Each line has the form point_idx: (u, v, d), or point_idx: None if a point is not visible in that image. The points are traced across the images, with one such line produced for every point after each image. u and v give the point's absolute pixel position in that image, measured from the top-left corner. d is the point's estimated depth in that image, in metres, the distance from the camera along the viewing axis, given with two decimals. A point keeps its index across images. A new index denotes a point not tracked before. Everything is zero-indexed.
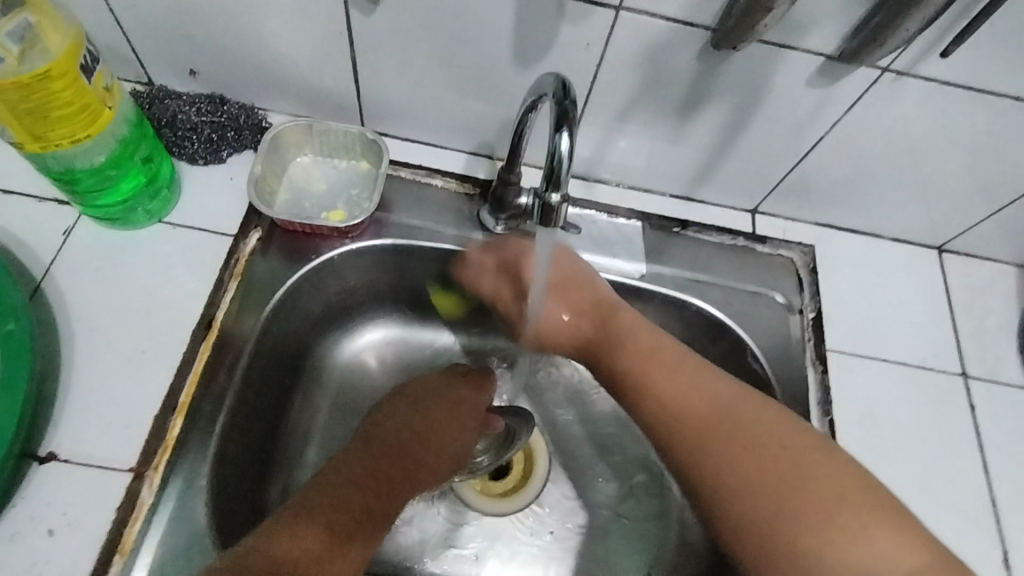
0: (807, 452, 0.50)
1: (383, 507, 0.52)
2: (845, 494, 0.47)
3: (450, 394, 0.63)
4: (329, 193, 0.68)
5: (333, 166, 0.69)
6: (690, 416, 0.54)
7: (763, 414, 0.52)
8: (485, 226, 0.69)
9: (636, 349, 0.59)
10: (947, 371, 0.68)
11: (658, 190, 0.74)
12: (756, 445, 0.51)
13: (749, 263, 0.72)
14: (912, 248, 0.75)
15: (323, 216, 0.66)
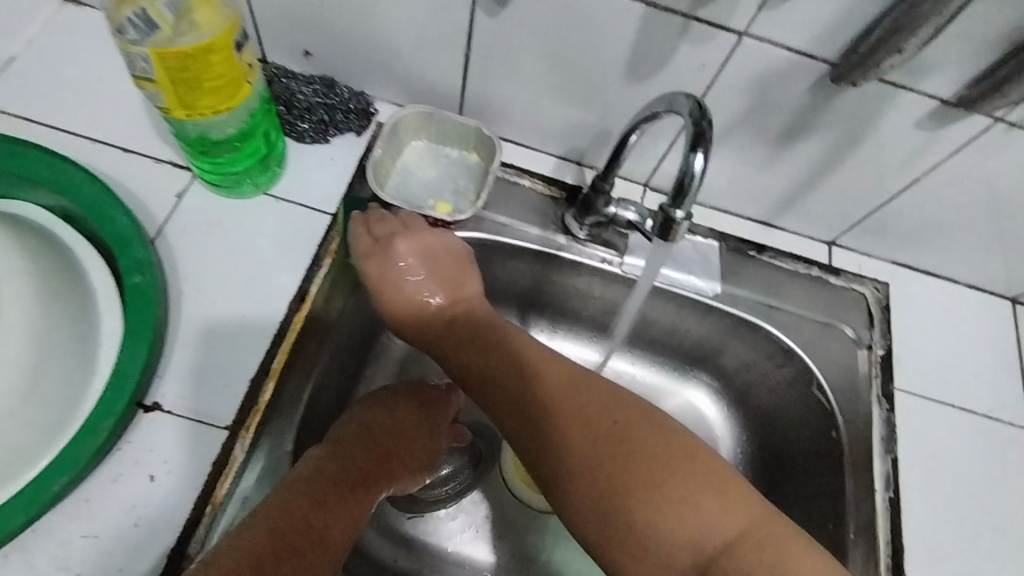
0: (642, 427, 0.52)
1: (350, 498, 0.54)
2: (669, 461, 0.50)
3: (420, 396, 0.65)
4: (437, 181, 0.70)
5: (444, 154, 0.71)
6: (545, 415, 0.53)
7: (608, 409, 0.53)
8: (568, 229, 0.71)
9: (517, 350, 0.57)
10: (1013, 424, 0.68)
11: (739, 213, 0.75)
12: (619, 440, 0.51)
13: (822, 294, 0.73)
14: (987, 297, 0.75)
15: (432, 205, 0.69)
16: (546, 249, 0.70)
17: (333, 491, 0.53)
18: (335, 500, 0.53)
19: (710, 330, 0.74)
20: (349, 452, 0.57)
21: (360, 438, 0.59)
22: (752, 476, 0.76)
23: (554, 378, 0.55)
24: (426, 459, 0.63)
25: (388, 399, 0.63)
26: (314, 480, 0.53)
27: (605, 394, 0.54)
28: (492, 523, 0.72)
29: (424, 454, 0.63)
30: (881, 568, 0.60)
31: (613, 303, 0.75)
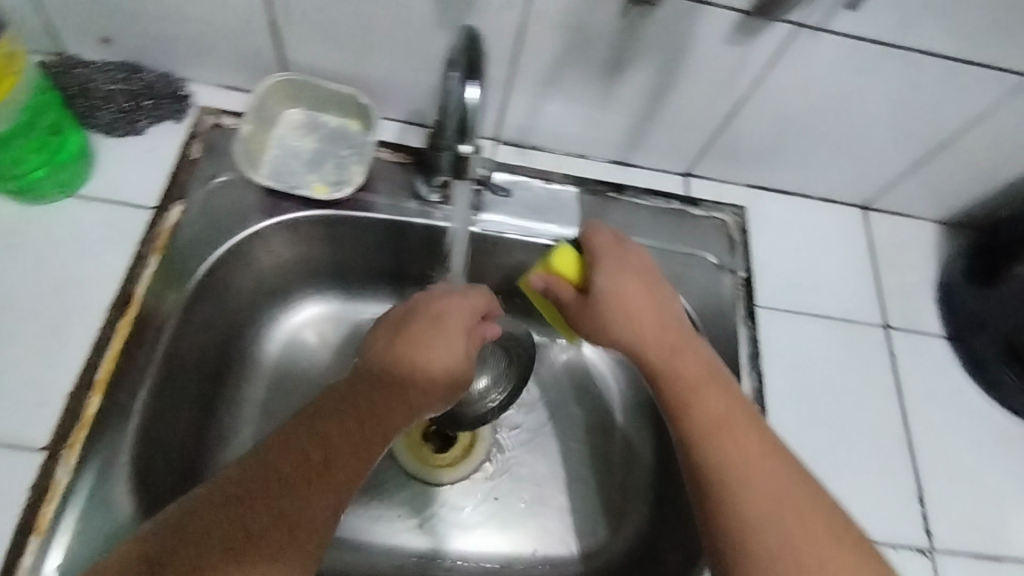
0: (782, 463, 0.50)
1: (322, 463, 0.46)
2: (807, 512, 0.47)
3: (438, 308, 0.54)
4: (316, 154, 0.67)
5: (321, 122, 0.68)
6: (705, 420, 0.52)
7: (744, 423, 0.52)
8: (417, 194, 0.68)
9: (695, 356, 0.56)
10: (871, 324, 0.71)
11: (593, 155, 0.74)
12: (747, 447, 0.50)
13: (684, 226, 0.74)
14: (839, 206, 0.78)
15: (311, 184, 0.65)
16: (397, 219, 0.68)
17: (292, 468, 0.45)
18: (294, 470, 0.45)
19: None
20: (351, 388, 0.49)
21: (372, 373, 0.50)
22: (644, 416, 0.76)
23: (725, 397, 0.53)
24: (452, 379, 0.52)
25: (426, 317, 0.53)
26: (273, 475, 0.45)
27: (745, 410, 0.53)
28: (392, 504, 0.70)
29: (447, 380, 0.51)
30: None
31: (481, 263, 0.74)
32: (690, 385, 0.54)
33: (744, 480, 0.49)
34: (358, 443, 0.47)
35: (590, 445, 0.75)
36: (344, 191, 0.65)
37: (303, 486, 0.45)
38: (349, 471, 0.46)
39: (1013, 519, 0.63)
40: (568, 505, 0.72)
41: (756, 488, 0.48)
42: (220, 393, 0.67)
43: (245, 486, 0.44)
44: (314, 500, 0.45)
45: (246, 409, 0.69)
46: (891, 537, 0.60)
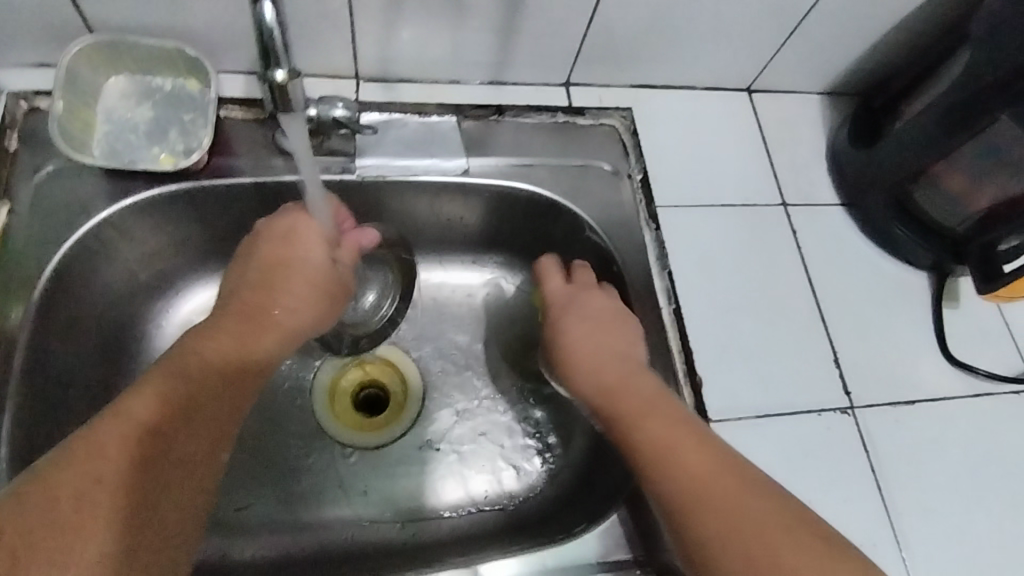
0: (755, 485, 0.47)
1: (196, 406, 0.46)
2: (779, 524, 0.44)
3: (295, 233, 0.56)
4: (155, 122, 0.60)
5: (153, 87, 0.61)
6: (690, 479, 0.48)
7: (692, 443, 0.50)
8: (281, 150, 0.63)
9: (656, 400, 0.54)
10: (769, 204, 0.71)
11: (466, 79, 0.70)
12: (714, 480, 0.47)
13: (573, 138, 0.71)
14: (724, 92, 0.77)
15: (153, 156, 0.59)
16: (264, 180, 0.62)
17: (165, 419, 0.45)
18: (167, 420, 0.45)
19: (476, 209, 0.71)
20: (229, 320, 0.52)
21: (233, 308, 0.53)
22: None
23: (688, 430, 0.51)
24: (320, 293, 0.57)
25: (281, 243, 0.56)
26: (177, 402, 0.45)
27: (711, 446, 0.50)
28: (330, 478, 0.68)
29: (323, 291, 0.57)
30: (678, 378, 0.61)
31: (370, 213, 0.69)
32: (649, 424, 0.52)
33: (707, 495, 0.46)
34: (241, 372, 0.50)
35: (521, 378, 0.73)
36: (193, 159, 0.58)
37: (209, 410, 0.47)
38: (247, 391, 0.51)
39: (920, 362, 0.66)
40: (508, 440, 0.71)
41: (728, 499, 0.46)
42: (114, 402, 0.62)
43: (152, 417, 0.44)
44: (197, 436, 0.46)
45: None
46: (811, 402, 0.62)
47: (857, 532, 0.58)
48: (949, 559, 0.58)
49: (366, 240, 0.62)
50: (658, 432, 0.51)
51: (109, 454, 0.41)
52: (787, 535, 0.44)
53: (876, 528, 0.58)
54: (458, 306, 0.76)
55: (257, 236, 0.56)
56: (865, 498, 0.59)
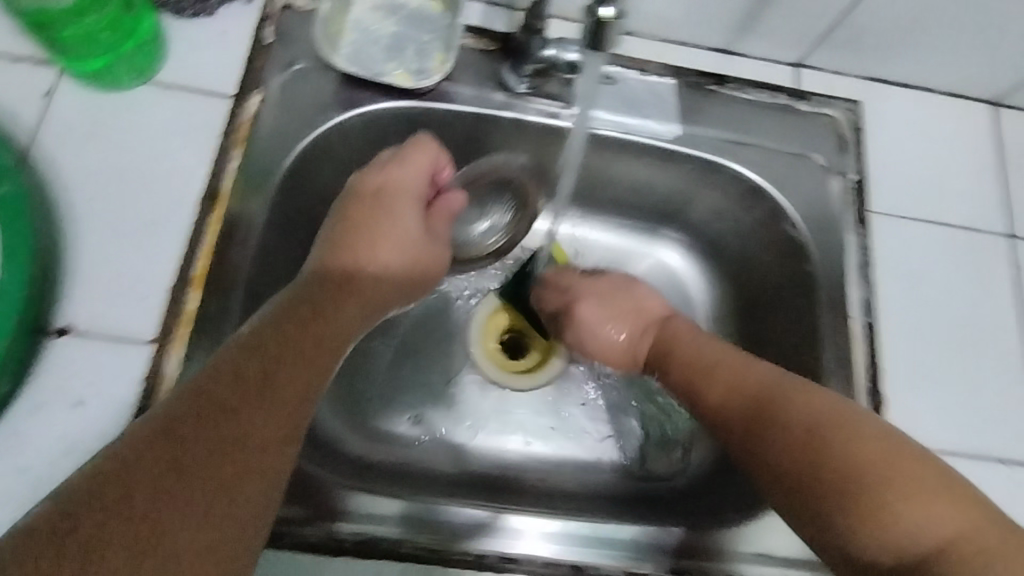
0: (835, 414, 0.45)
1: (268, 387, 0.39)
2: (839, 435, 0.43)
3: (379, 189, 0.57)
4: (397, 39, 0.62)
5: (400, 4, 0.63)
6: (744, 428, 0.48)
7: (789, 394, 0.47)
8: (505, 85, 0.63)
9: (698, 352, 0.55)
10: (994, 233, 0.65)
11: (693, 42, 0.68)
12: (804, 440, 0.44)
13: (790, 123, 0.67)
14: (966, 102, 0.70)
15: (393, 72, 0.61)
16: (484, 112, 0.63)
17: (229, 395, 0.38)
18: (231, 397, 0.38)
19: (673, 178, 0.69)
20: (313, 284, 0.49)
21: (324, 278, 0.50)
22: (733, 325, 0.73)
23: (759, 386, 0.49)
24: (412, 255, 0.57)
25: (378, 188, 0.57)
26: (255, 373, 0.40)
27: (770, 373, 0.49)
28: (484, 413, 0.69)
29: (404, 256, 0.56)
30: (858, 394, 0.59)
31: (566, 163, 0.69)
32: (723, 373, 0.52)
33: (787, 444, 0.45)
34: (316, 334, 0.44)
35: None
36: (431, 80, 0.61)
37: (282, 377, 0.40)
38: (330, 353, 0.45)
39: None
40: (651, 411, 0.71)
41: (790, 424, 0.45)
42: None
43: (213, 385, 0.38)
44: (270, 412, 0.39)
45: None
46: (998, 451, 0.58)
47: None
48: None
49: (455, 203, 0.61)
50: (743, 390, 0.50)
51: (165, 433, 0.35)
52: (873, 470, 0.41)
53: None
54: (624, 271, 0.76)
55: (351, 189, 0.57)
56: None
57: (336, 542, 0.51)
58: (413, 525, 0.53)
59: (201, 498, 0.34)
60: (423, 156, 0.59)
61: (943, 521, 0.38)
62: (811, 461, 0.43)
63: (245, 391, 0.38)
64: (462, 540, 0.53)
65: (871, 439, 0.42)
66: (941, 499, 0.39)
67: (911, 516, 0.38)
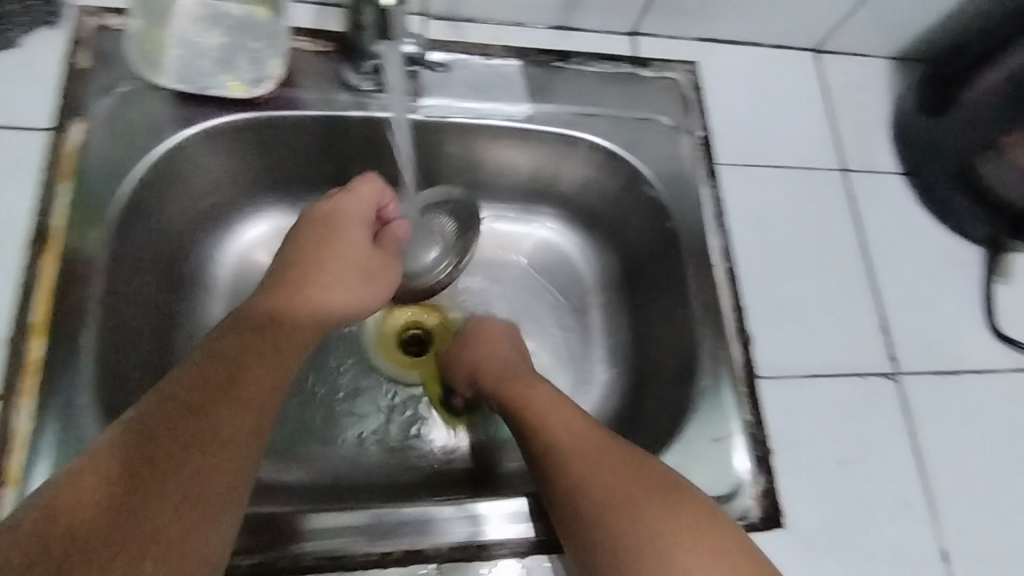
0: (648, 472, 0.49)
1: (212, 413, 0.42)
2: (648, 492, 0.48)
3: (324, 216, 0.57)
4: (224, 48, 0.59)
5: (223, 12, 0.60)
6: (573, 458, 0.50)
7: (619, 450, 0.51)
8: (348, 84, 0.63)
9: (544, 395, 0.56)
10: (828, 168, 0.71)
11: (531, 22, 0.70)
12: (632, 480, 0.49)
13: (635, 89, 0.70)
14: (791, 51, 0.75)
15: (225, 84, 0.59)
16: (331, 113, 0.62)
17: (171, 424, 0.41)
18: (171, 424, 0.41)
19: (535, 156, 0.71)
20: (264, 307, 0.49)
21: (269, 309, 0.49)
22: (616, 291, 0.75)
23: (598, 432, 0.52)
24: (364, 274, 0.57)
25: (320, 224, 0.56)
26: (207, 385, 0.43)
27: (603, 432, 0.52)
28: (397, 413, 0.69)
29: (351, 277, 0.56)
30: (727, 335, 0.62)
31: (429, 155, 0.70)
32: (554, 413, 0.54)
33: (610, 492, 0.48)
34: (274, 343, 0.47)
35: (566, 327, 0.75)
36: (263, 88, 0.60)
37: (241, 393, 0.43)
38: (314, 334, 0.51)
39: (968, 334, 0.67)
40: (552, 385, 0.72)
41: (614, 481, 0.49)
42: (182, 333, 0.63)
43: (183, 391, 0.42)
44: (224, 426, 0.42)
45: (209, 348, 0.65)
46: (856, 365, 0.63)
47: (893, 495, 0.59)
48: (984, 527, 0.60)
49: (401, 232, 0.61)
50: (590, 439, 0.51)
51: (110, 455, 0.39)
52: (686, 527, 0.46)
53: (912, 491, 0.60)
54: (508, 253, 0.77)
55: (304, 220, 0.57)
56: (904, 461, 0.61)
57: (275, 562, 0.50)
58: (368, 533, 0.52)
59: (155, 516, 0.38)
60: (370, 186, 0.59)
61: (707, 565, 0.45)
62: (640, 517, 0.47)
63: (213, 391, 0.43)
64: (387, 539, 0.52)
65: (660, 474, 0.50)
66: (730, 543, 0.46)
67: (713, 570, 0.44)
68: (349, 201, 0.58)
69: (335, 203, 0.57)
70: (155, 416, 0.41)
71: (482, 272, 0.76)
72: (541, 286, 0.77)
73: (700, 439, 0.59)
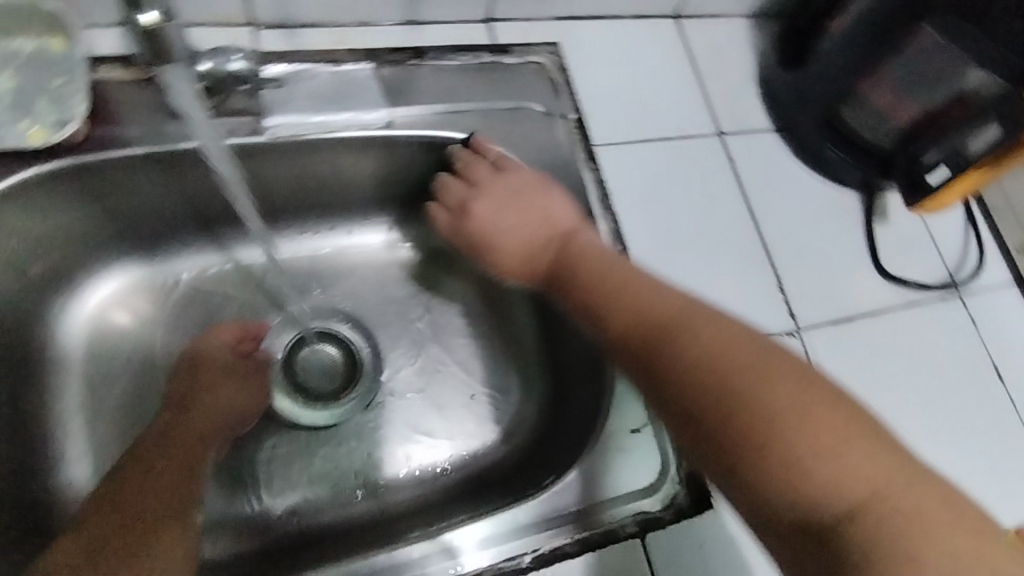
0: (814, 397, 0.39)
1: (137, 523, 0.49)
2: (872, 461, 0.36)
3: (199, 353, 0.63)
4: (18, 93, 0.52)
5: (10, 52, 0.53)
6: (705, 368, 0.42)
7: (769, 365, 0.41)
8: (178, 113, 0.55)
9: (655, 288, 0.49)
10: (704, 134, 0.70)
11: (378, 20, 0.65)
12: (795, 423, 0.38)
13: (500, 78, 0.66)
14: (653, 19, 0.74)
15: (23, 133, 0.51)
16: (161, 149, 0.55)
17: (111, 542, 0.48)
18: (111, 543, 0.48)
19: (406, 164, 0.66)
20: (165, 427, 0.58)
21: (175, 409, 0.60)
22: (519, 288, 0.72)
23: (749, 351, 0.42)
24: (242, 380, 0.63)
25: (189, 403, 0.61)
26: (123, 513, 0.50)
27: (775, 360, 0.41)
28: (308, 460, 0.66)
29: (241, 386, 0.63)
30: None
31: (290, 177, 0.64)
32: (638, 327, 0.46)
33: (801, 408, 0.38)
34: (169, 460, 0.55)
35: (472, 336, 0.72)
36: (67, 130, 0.52)
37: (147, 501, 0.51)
38: (201, 443, 0.58)
39: (858, 280, 0.68)
40: (463, 398, 0.70)
41: (786, 428, 0.38)
42: (37, 431, 0.59)
43: (101, 527, 0.49)
44: (152, 523, 0.50)
45: (71, 440, 0.61)
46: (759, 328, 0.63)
47: None
48: None
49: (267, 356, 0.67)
50: (718, 352, 0.42)
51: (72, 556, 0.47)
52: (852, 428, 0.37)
53: None
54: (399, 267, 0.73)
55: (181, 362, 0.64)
56: None
57: None
58: None
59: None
60: (230, 330, 0.65)
61: (938, 530, 0.33)
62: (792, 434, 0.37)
63: (131, 490, 0.52)
64: None
65: (843, 414, 0.38)
66: (945, 505, 0.34)
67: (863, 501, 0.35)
68: (213, 343, 0.64)
69: (202, 342, 0.64)
70: (96, 507, 0.51)
71: (374, 295, 0.72)
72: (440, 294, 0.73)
73: (620, 431, 0.57)
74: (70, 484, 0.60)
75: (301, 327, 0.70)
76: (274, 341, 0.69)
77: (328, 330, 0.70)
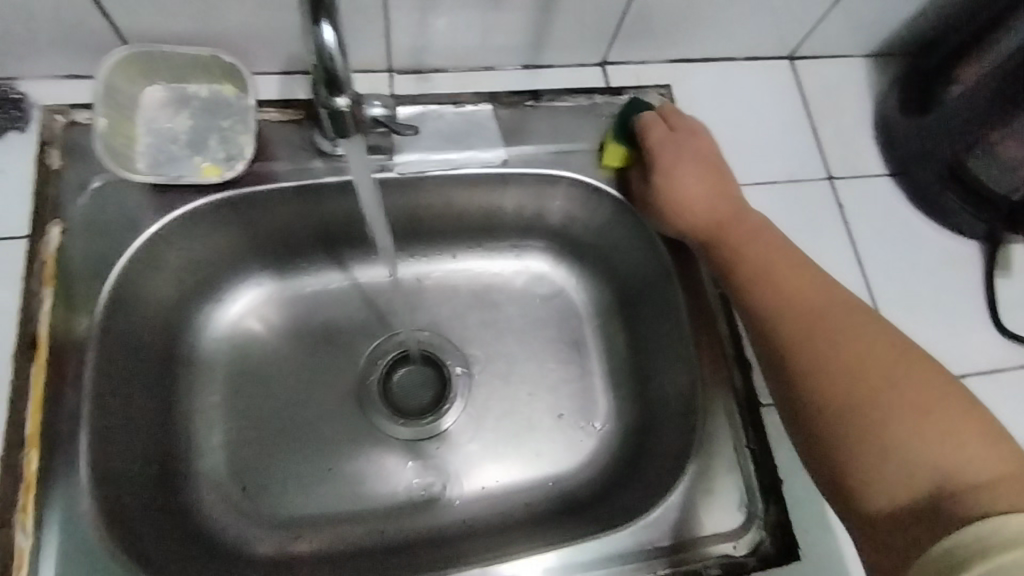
0: (923, 380, 0.46)
1: None
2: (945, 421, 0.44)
3: None
4: (195, 133, 0.61)
5: (188, 95, 0.61)
6: (806, 333, 0.51)
7: (895, 364, 0.47)
8: (321, 151, 0.62)
9: (796, 295, 0.53)
10: (814, 178, 0.70)
11: (499, 65, 0.69)
12: (863, 352, 0.49)
13: (611, 119, 0.69)
14: (766, 62, 0.74)
15: (198, 168, 0.60)
16: (305, 181, 0.62)
17: None
18: None
19: (517, 197, 0.70)
20: None
21: None
22: (614, 319, 0.75)
23: (862, 340, 0.49)
24: None
25: None
26: None
27: (887, 336, 0.49)
28: (403, 463, 0.70)
29: None
30: None
31: (408, 206, 0.70)
32: (780, 309, 0.53)
33: (876, 386, 0.47)
34: None
35: (567, 360, 0.75)
36: (236, 169, 0.60)
37: None
38: None
39: (971, 336, 0.66)
40: (557, 421, 0.72)
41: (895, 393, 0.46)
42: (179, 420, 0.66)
43: None
44: None
45: (209, 429, 0.68)
46: None
47: None
48: None
49: None
50: (824, 331, 0.50)
51: None
52: (861, 359, 0.48)
53: None
54: (501, 292, 0.77)
55: None
56: None
57: None
58: None
59: None
60: None
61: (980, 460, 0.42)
62: (821, 349, 0.50)
63: None
64: None
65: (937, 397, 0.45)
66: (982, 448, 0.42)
67: (1001, 492, 0.40)
68: None
69: None
70: None
71: (476, 316, 0.76)
72: (539, 320, 0.76)
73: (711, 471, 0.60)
74: (206, 470, 0.67)
75: (403, 344, 0.75)
76: (377, 354, 0.74)
77: (429, 350, 0.75)
